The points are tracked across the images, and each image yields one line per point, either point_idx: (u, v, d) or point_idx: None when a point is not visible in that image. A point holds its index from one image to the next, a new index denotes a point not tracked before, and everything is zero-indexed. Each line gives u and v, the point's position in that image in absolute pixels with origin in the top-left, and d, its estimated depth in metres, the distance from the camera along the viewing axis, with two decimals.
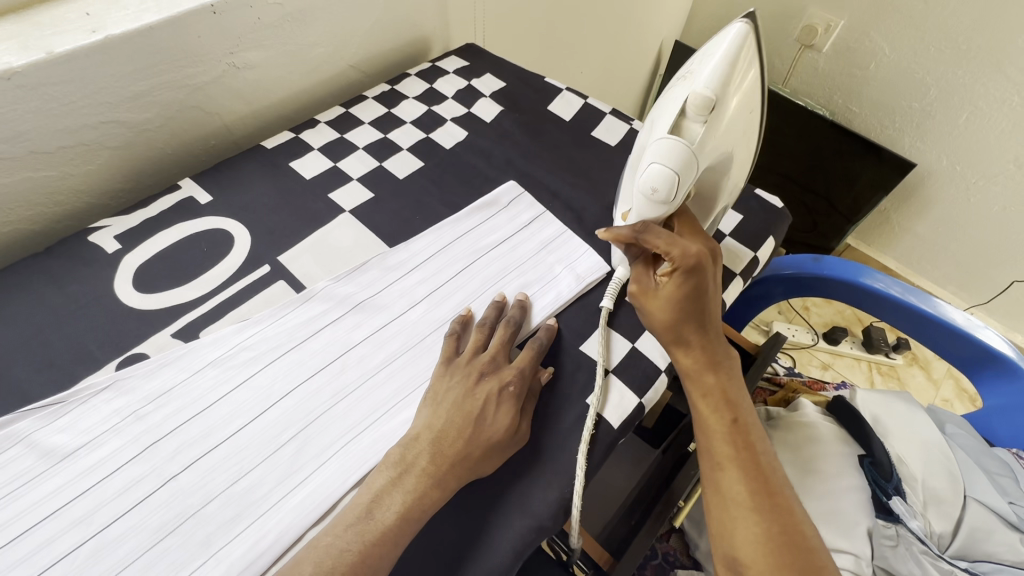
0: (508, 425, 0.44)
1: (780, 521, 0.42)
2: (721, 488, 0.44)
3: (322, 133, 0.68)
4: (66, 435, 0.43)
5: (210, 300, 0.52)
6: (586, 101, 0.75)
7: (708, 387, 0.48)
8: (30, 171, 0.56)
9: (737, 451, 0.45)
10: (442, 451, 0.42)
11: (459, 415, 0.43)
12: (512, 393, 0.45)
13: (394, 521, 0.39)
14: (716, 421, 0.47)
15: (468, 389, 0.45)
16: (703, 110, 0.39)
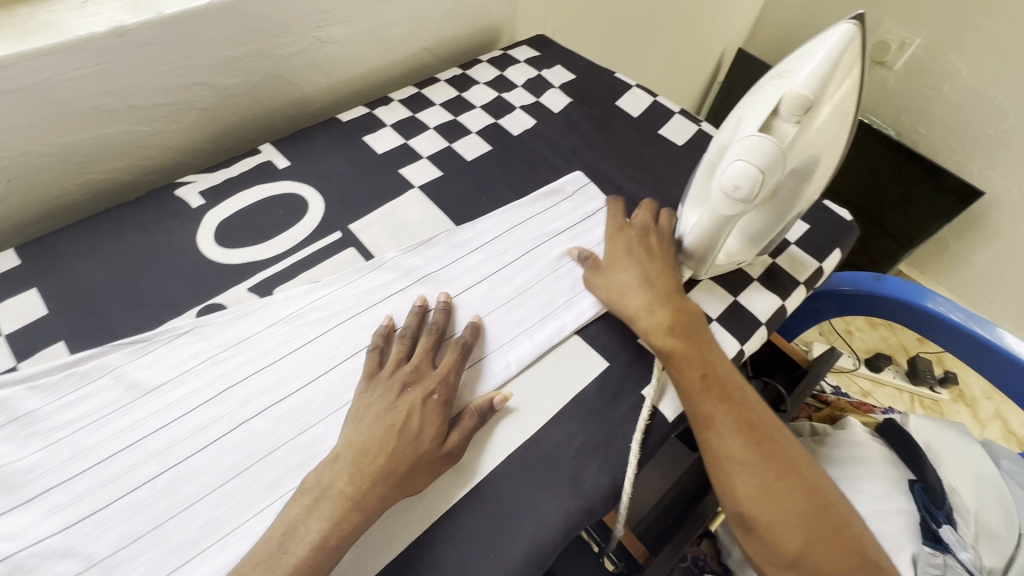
0: (434, 437, 0.43)
1: (775, 465, 0.42)
2: (716, 449, 0.43)
3: (395, 111, 0.70)
4: (150, 371, 0.46)
5: (285, 259, 0.55)
6: (655, 99, 0.75)
7: (674, 349, 0.47)
8: (127, 124, 0.59)
9: (718, 404, 0.45)
10: (363, 470, 0.40)
11: (379, 431, 0.42)
12: (434, 404, 0.44)
13: (312, 550, 0.37)
14: (690, 379, 0.46)
15: (390, 403, 0.44)
16: (798, 109, 0.39)
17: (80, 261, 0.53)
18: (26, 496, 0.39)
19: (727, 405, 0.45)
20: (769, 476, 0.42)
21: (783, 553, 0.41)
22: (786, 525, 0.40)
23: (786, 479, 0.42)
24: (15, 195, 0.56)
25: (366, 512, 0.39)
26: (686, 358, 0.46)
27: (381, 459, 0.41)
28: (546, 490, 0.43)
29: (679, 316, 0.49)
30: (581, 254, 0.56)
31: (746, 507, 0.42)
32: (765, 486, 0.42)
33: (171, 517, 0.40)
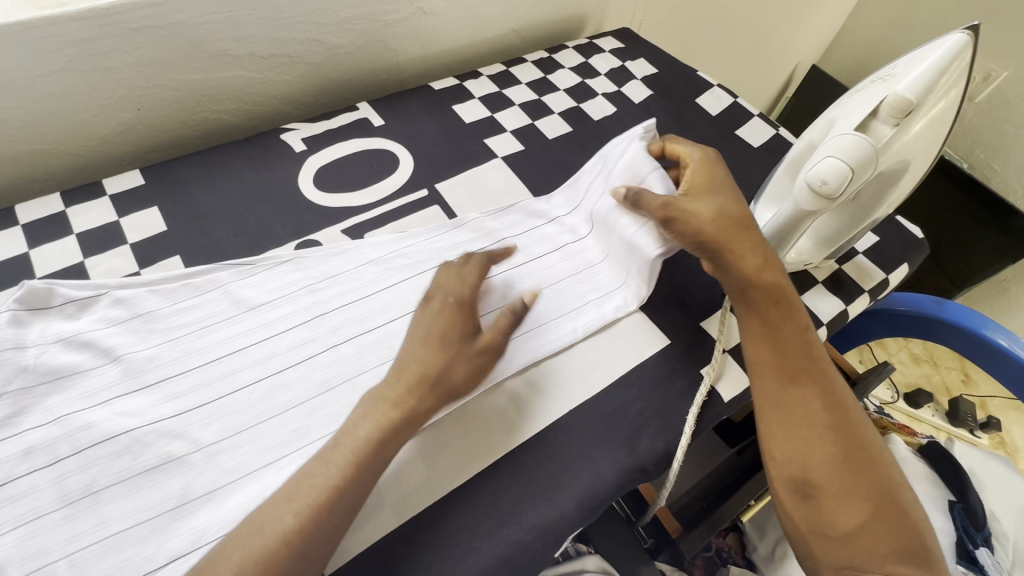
0: (461, 340, 0.43)
1: (856, 440, 0.43)
2: (798, 404, 0.44)
3: (483, 85, 0.74)
4: (254, 291, 0.51)
5: (376, 209, 0.59)
6: (735, 101, 0.76)
7: (773, 303, 0.47)
8: (244, 70, 0.64)
9: (811, 367, 0.45)
10: (402, 377, 0.41)
11: (407, 343, 0.43)
12: (453, 309, 0.44)
13: (364, 448, 0.38)
14: (784, 335, 0.46)
15: (419, 313, 0.45)
16: (899, 111, 0.41)
17: (196, 188, 0.58)
18: (145, 382, 0.44)
19: (818, 368, 0.45)
20: (847, 446, 0.43)
21: (836, 522, 0.41)
22: (851, 495, 0.41)
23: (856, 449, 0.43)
24: (142, 123, 0.62)
25: (406, 424, 0.40)
26: (785, 315, 0.47)
27: (412, 363, 0.41)
28: (603, 447, 0.46)
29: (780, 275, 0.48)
30: (635, 194, 0.48)
31: (815, 465, 0.42)
32: (839, 454, 0.42)
33: (267, 418, 0.44)
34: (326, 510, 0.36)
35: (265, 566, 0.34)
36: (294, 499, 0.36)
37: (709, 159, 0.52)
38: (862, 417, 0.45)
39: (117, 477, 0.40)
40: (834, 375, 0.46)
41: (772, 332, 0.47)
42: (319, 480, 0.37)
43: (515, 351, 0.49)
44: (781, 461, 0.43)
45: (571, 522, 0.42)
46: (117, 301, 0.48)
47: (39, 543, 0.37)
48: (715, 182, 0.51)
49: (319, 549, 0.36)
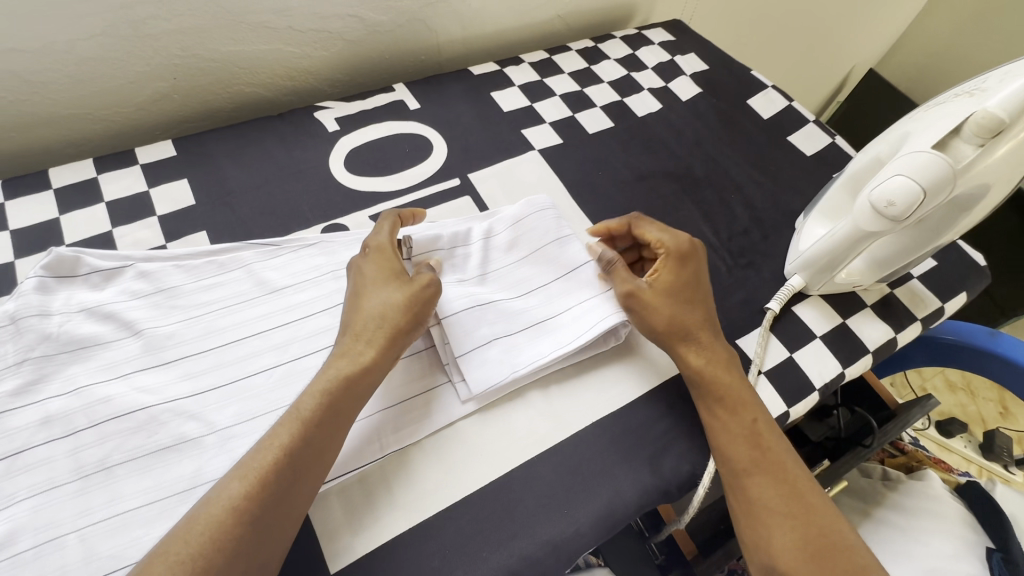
0: (399, 275, 0.44)
1: (817, 522, 0.39)
2: (753, 497, 0.40)
3: (524, 72, 0.71)
4: (278, 273, 0.50)
5: (406, 195, 0.57)
6: (790, 104, 0.71)
7: (720, 387, 0.44)
8: (282, 43, 0.62)
9: (762, 453, 0.42)
10: (355, 322, 0.42)
11: (352, 301, 0.43)
12: (381, 253, 0.45)
13: (329, 390, 0.39)
14: (735, 423, 0.43)
15: (353, 267, 0.46)
16: (986, 131, 0.37)
17: (227, 163, 0.57)
18: (166, 358, 0.44)
19: (773, 454, 0.42)
20: (810, 532, 0.38)
21: None
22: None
23: (825, 542, 0.38)
24: (176, 92, 0.61)
25: (362, 369, 0.40)
26: (731, 401, 0.44)
27: (365, 304, 0.43)
28: (627, 466, 0.44)
29: (729, 360, 0.46)
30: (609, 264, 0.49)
31: (778, 561, 0.38)
32: (803, 547, 0.38)
33: (284, 406, 0.43)
34: (288, 467, 0.35)
35: (212, 539, 0.32)
36: (210, 510, 0.33)
37: (693, 252, 0.49)
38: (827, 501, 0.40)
39: (131, 454, 0.39)
40: (792, 460, 0.42)
41: (723, 418, 0.43)
42: (241, 473, 0.35)
43: (530, 351, 0.46)
44: (751, 550, 0.40)
45: (588, 540, 0.41)
46: (142, 274, 0.47)
47: (51, 514, 0.37)
48: (686, 276, 0.48)
49: (280, 520, 0.35)
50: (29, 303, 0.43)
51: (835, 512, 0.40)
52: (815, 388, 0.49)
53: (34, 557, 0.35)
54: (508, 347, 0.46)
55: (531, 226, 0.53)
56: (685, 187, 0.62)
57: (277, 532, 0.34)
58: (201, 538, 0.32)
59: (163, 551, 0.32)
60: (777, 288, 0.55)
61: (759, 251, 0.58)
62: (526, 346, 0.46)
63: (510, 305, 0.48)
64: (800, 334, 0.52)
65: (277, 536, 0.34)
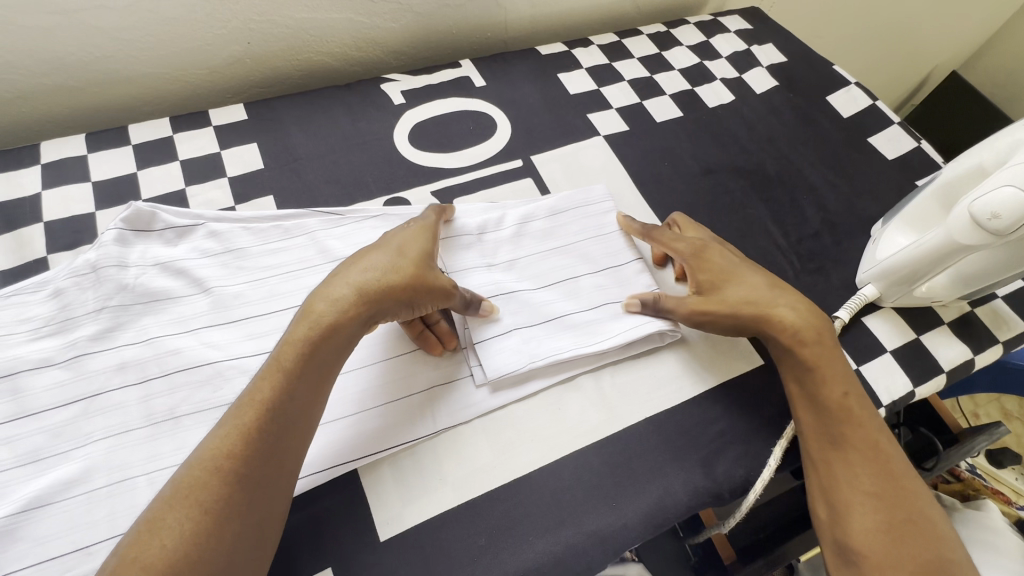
0: (421, 251, 0.43)
1: (904, 506, 0.38)
2: (838, 470, 0.40)
3: (593, 55, 0.69)
4: (341, 242, 0.50)
5: (467, 174, 0.57)
6: (874, 103, 0.67)
7: (815, 361, 0.43)
8: (354, 13, 0.62)
9: (852, 428, 0.41)
10: (348, 272, 0.41)
11: (362, 255, 0.42)
12: (414, 229, 0.45)
13: (307, 338, 0.38)
14: (828, 397, 0.42)
15: (385, 236, 0.45)
16: None
17: (295, 129, 0.58)
18: (232, 317, 0.45)
19: (868, 436, 0.40)
20: (894, 513, 0.37)
21: None
22: (903, 572, 0.35)
23: (911, 527, 0.37)
24: (250, 58, 0.62)
25: (343, 318, 0.39)
26: (826, 376, 0.42)
27: (368, 259, 0.42)
28: (678, 466, 0.43)
29: (825, 332, 0.44)
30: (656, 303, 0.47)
31: (853, 537, 0.37)
32: (882, 525, 0.37)
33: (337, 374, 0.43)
34: (254, 420, 0.34)
35: (195, 496, 0.31)
36: (191, 469, 0.33)
37: (710, 241, 0.49)
38: (921, 489, 0.39)
39: (197, 406, 0.41)
40: (887, 444, 0.40)
41: (815, 388, 0.42)
42: (223, 430, 0.34)
43: (552, 344, 0.45)
44: (826, 526, 0.39)
45: (634, 537, 0.40)
46: (213, 234, 0.48)
47: (123, 457, 0.38)
48: (720, 263, 0.47)
49: (274, 479, 0.34)
50: (109, 253, 0.44)
51: (928, 503, 0.38)
52: (882, 404, 0.47)
53: (107, 495, 0.37)
54: (528, 338, 0.45)
55: (570, 218, 0.53)
56: (754, 184, 0.59)
57: (274, 491, 0.34)
58: (186, 501, 0.31)
59: (154, 515, 0.31)
60: (846, 297, 0.52)
61: (830, 257, 0.55)
62: (547, 337, 0.46)
63: (531, 296, 0.48)
64: (869, 347, 0.49)
65: (274, 495, 0.34)
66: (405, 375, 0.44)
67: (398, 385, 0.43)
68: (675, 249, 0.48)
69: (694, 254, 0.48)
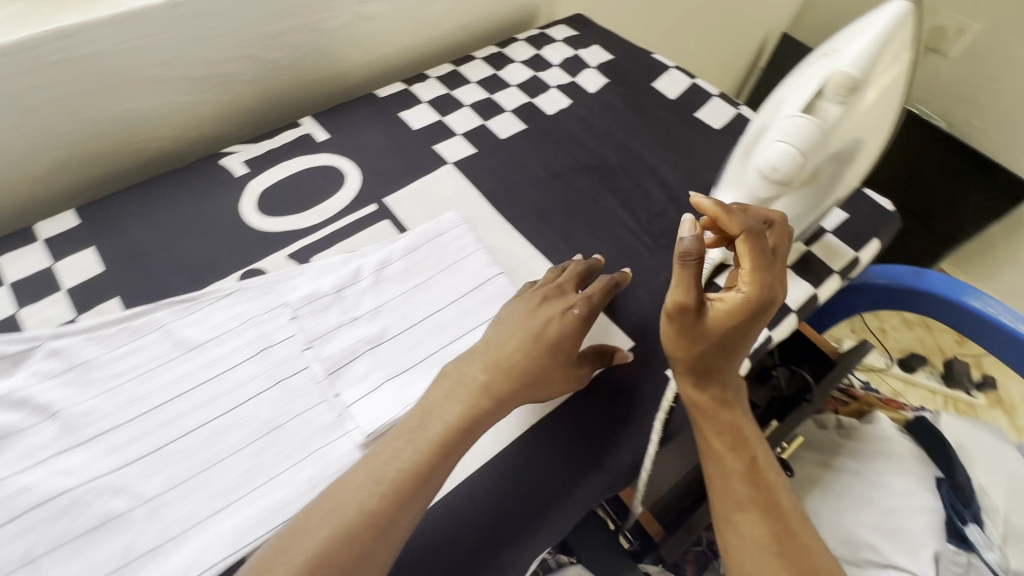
0: (526, 342, 0.43)
1: (807, 561, 0.41)
2: (745, 531, 0.42)
3: (431, 88, 0.71)
4: (196, 329, 0.49)
5: (322, 229, 0.57)
6: (693, 81, 0.73)
7: (722, 426, 0.45)
8: (178, 94, 0.61)
9: (756, 490, 0.44)
10: (494, 361, 0.43)
11: (522, 334, 0.44)
12: (572, 320, 0.45)
13: (449, 436, 0.39)
14: (733, 461, 0.45)
15: (548, 316, 0.45)
16: (843, 89, 0.40)
17: (135, 223, 0.55)
18: (85, 437, 0.42)
19: (768, 495, 0.44)
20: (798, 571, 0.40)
21: None
22: None
23: None
24: (77, 160, 0.59)
25: (496, 403, 0.41)
26: (734, 440, 0.45)
27: (512, 346, 0.43)
28: (567, 465, 0.45)
29: (733, 395, 0.47)
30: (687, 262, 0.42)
31: None
32: None
33: (210, 466, 0.42)
34: (407, 506, 0.37)
35: None
36: None
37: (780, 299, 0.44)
38: (816, 540, 0.43)
39: (56, 542, 0.38)
40: (784, 501, 0.44)
41: (722, 454, 0.45)
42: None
43: (425, 383, 0.46)
44: None
45: (538, 543, 0.42)
46: (54, 353, 0.46)
47: None
48: (753, 317, 0.43)
49: None
50: None
51: (825, 553, 0.42)
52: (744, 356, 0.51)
53: None
54: (402, 383, 0.46)
55: (427, 253, 0.54)
56: (600, 177, 0.63)
57: None
58: None
59: None
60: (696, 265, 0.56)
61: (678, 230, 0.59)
62: (420, 378, 0.47)
63: (400, 341, 0.49)
64: None
65: None
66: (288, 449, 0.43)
67: (275, 461, 0.42)
68: (750, 277, 0.43)
69: (754, 306, 0.42)
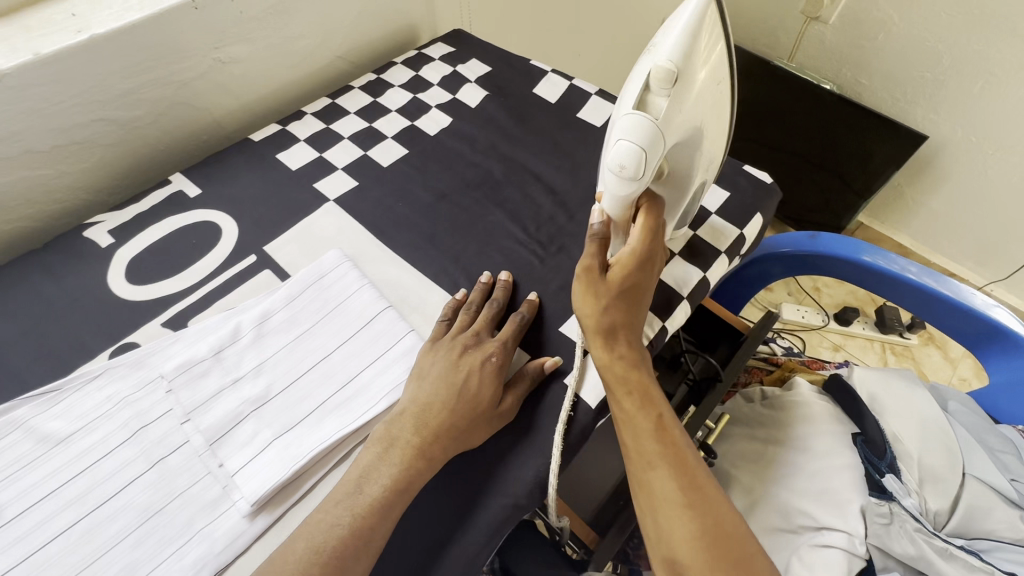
0: (453, 390, 0.44)
1: (711, 511, 0.40)
2: (655, 488, 0.41)
3: (308, 124, 0.69)
4: (62, 421, 0.45)
5: (198, 290, 0.54)
6: (572, 83, 0.74)
7: (630, 383, 0.45)
8: (26, 170, 0.58)
9: (664, 445, 0.43)
10: (425, 417, 0.43)
11: (445, 386, 0.45)
12: (491, 366, 0.46)
13: (384, 499, 0.40)
14: (642, 418, 0.44)
15: (466, 363, 0.46)
16: (665, 81, 0.40)
17: None
18: None
19: (676, 451, 0.43)
20: (706, 522, 0.40)
21: None
22: None
23: (721, 532, 0.40)
24: None
25: (429, 460, 0.42)
26: (643, 398, 0.44)
27: (438, 400, 0.44)
28: (472, 493, 0.44)
29: (637, 353, 0.46)
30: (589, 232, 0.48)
31: (678, 551, 0.39)
32: (700, 537, 0.39)
33: (86, 569, 0.39)
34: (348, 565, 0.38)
35: None
36: None
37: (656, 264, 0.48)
38: (719, 491, 0.42)
39: None
40: (690, 455, 0.43)
41: (629, 412, 0.44)
42: None
43: (314, 437, 0.44)
44: (654, 543, 0.41)
45: None
46: None
47: None
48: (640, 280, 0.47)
49: None
50: None
51: (727, 502, 0.42)
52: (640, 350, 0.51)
53: None
54: (289, 442, 0.44)
55: (309, 299, 0.52)
56: (486, 192, 0.63)
57: None
58: None
59: None
60: None
61: (567, 234, 0.59)
62: (308, 432, 0.45)
63: (287, 397, 0.47)
64: None
65: None
66: (171, 537, 0.40)
67: (158, 552, 0.40)
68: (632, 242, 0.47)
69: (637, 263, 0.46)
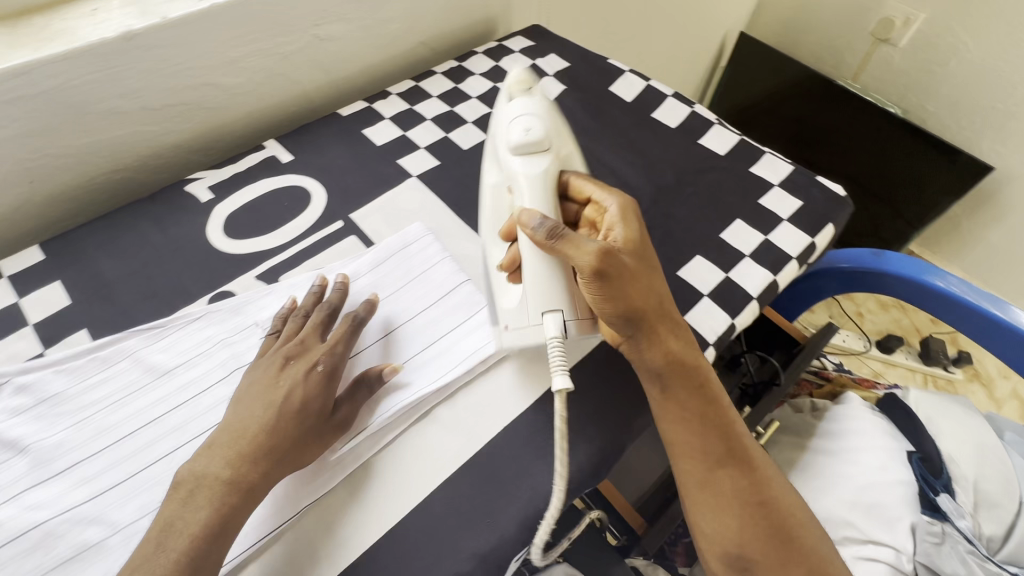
0: (265, 410, 0.41)
1: (774, 504, 0.44)
2: (721, 488, 0.43)
3: (392, 104, 0.72)
4: (165, 355, 0.49)
5: (289, 248, 0.57)
6: (648, 83, 0.75)
7: (692, 387, 0.45)
8: (138, 124, 0.62)
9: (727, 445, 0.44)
10: (235, 443, 0.40)
11: (260, 404, 0.42)
12: (314, 381, 0.43)
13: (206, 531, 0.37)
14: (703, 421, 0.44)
15: (287, 378, 0.43)
16: (519, 83, 0.57)
17: (99, 254, 0.56)
18: (56, 469, 0.42)
19: (737, 448, 0.45)
20: (771, 516, 0.43)
21: None
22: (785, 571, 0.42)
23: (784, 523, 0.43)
24: (40, 195, 0.60)
25: (246, 491, 0.38)
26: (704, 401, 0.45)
27: (248, 424, 0.41)
28: (543, 457, 0.46)
29: (692, 355, 0.46)
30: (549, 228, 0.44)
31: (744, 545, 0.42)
32: (766, 529, 0.43)
33: None
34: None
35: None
36: None
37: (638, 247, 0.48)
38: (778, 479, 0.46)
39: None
40: (749, 450, 0.45)
41: (689, 415, 0.44)
42: None
43: (396, 393, 0.47)
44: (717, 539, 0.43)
45: None
46: (21, 387, 0.45)
47: None
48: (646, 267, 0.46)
49: None
50: None
51: (786, 490, 0.45)
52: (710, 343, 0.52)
53: None
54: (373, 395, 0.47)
55: (394, 265, 0.55)
56: None
57: None
58: None
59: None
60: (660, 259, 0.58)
61: None
62: (389, 388, 0.47)
63: (372, 354, 0.50)
64: (688, 296, 0.55)
65: None
66: None
67: None
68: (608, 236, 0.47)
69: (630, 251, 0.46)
